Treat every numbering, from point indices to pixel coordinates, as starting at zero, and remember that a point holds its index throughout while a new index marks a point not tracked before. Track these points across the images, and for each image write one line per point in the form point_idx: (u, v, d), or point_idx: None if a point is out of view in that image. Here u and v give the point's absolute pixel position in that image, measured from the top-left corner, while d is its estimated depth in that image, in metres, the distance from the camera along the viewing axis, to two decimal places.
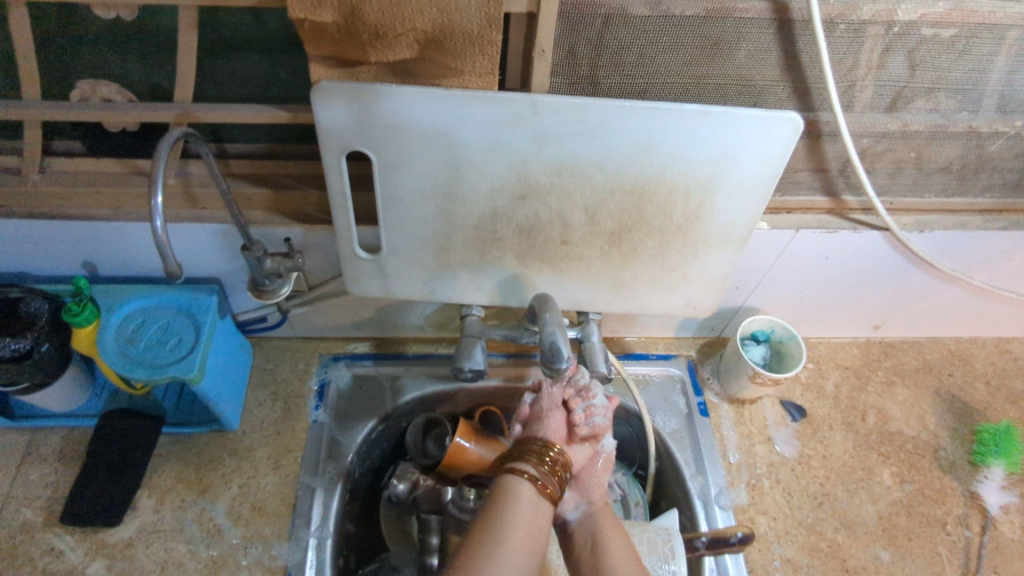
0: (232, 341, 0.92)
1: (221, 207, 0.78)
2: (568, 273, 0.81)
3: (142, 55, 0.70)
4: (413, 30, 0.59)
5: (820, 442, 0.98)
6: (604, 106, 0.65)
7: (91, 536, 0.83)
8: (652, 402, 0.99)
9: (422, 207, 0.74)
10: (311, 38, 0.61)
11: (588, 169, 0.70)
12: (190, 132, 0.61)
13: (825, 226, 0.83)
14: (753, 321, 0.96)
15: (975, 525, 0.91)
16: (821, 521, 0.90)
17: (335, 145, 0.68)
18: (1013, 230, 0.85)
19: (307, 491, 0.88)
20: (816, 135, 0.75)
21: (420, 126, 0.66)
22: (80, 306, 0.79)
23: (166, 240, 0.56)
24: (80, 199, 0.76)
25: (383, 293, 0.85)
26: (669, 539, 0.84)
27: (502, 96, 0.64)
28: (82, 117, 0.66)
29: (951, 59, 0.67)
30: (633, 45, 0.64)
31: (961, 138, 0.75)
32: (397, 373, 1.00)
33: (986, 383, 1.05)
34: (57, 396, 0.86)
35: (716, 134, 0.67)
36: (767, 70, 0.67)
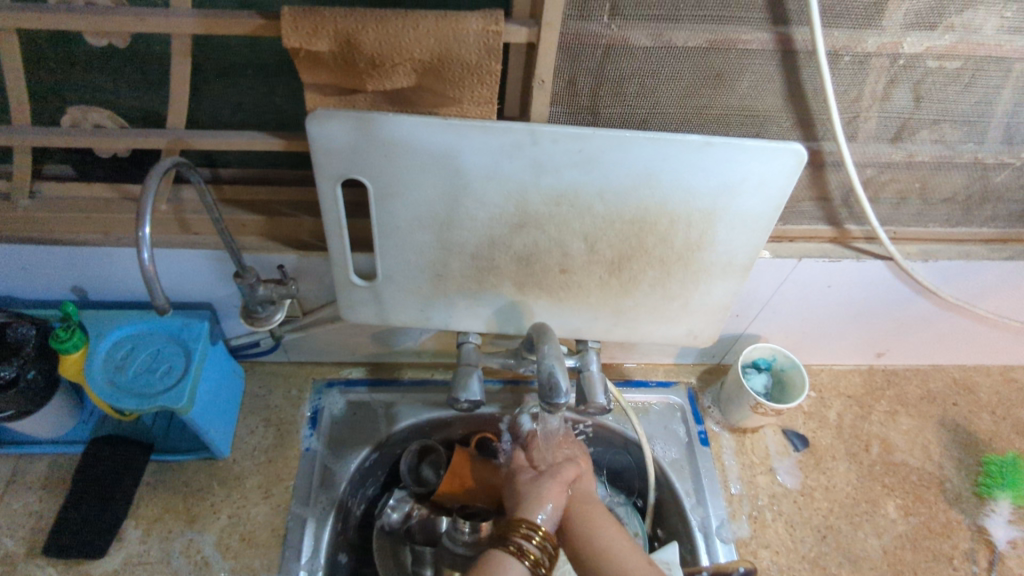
0: (224, 366, 0.90)
1: (213, 232, 0.77)
2: (566, 302, 0.80)
3: (134, 79, 0.67)
4: (411, 60, 0.58)
5: (823, 472, 0.96)
6: (604, 136, 0.64)
7: (75, 569, 0.81)
8: (652, 431, 0.98)
9: (419, 235, 0.73)
10: (307, 67, 0.59)
11: (588, 198, 0.69)
12: (181, 161, 0.60)
13: (828, 255, 0.82)
14: (755, 349, 0.94)
15: (983, 560, 0.89)
16: (825, 555, 0.88)
17: (331, 174, 0.67)
18: (1019, 260, 0.84)
19: (298, 521, 0.86)
20: (819, 165, 0.74)
21: (418, 155, 0.65)
22: (69, 333, 0.77)
23: (153, 271, 0.55)
24: (71, 224, 0.75)
25: (379, 320, 0.83)
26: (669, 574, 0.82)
27: (501, 126, 0.63)
28: (72, 144, 0.65)
29: (957, 91, 0.66)
30: (634, 76, 0.63)
31: (966, 169, 0.74)
32: (392, 399, 0.98)
33: (991, 412, 1.03)
34: (43, 423, 0.84)
35: (719, 165, 0.66)
36: (770, 100, 0.66)
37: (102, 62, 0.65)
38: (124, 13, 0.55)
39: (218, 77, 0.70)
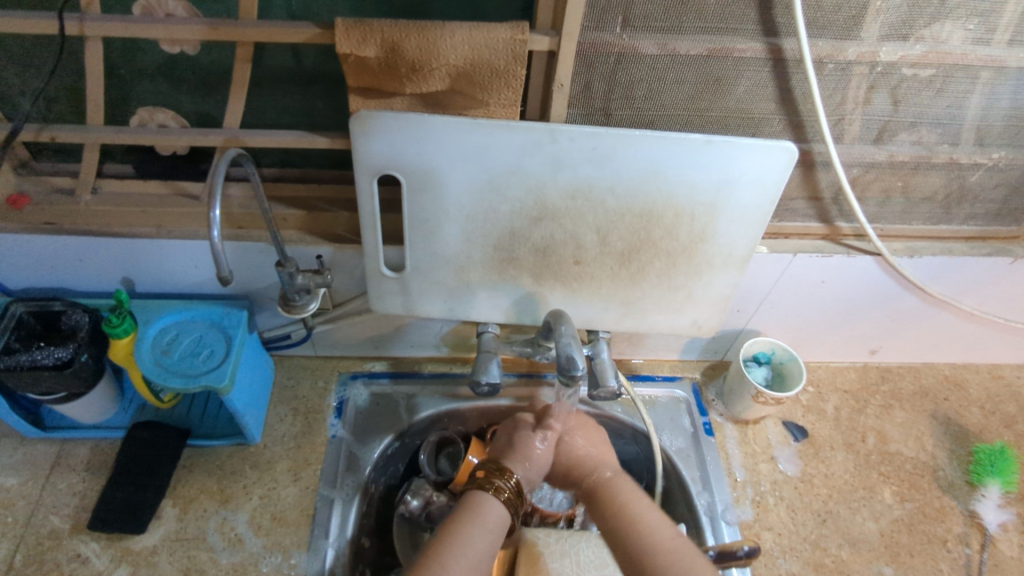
0: (258, 356, 0.96)
1: (257, 226, 0.84)
2: (580, 292, 0.87)
3: (193, 86, 0.75)
4: (447, 65, 0.66)
5: (822, 461, 1.01)
6: (616, 135, 0.71)
7: (116, 544, 0.86)
8: (659, 422, 1.03)
9: (446, 228, 0.80)
10: (354, 71, 0.67)
11: (601, 193, 0.76)
12: (241, 153, 0.67)
13: (821, 250, 0.89)
14: (755, 342, 1.00)
15: (975, 543, 0.94)
16: (825, 537, 0.93)
17: (369, 170, 0.74)
18: (997, 256, 0.91)
19: (326, 502, 0.91)
20: (810, 165, 0.81)
21: (448, 152, 0.72)
22: (120, 319, 0.83)
23: (221, 249, 0.61)
24: (127, 218, 0.82)
25: (405, 310, 0.90)
26: None
27: (524, 125, 0.71)
28: (139, 141, 0.73)
29: (931, 96, 0.74)
30: (642, 81, 0.71)
31: (943, 169, 0.82)
32: (413, 391, 1.04)
33: (980, 406, 1.09)
34: (89, 407, 0.90)
35: (719, 161, 0.73)
36: (764, 104, 0.74)
37: (167, 69, 0.73)
38: (198, 23, 0.63)
39: (268, 84, 0.78)
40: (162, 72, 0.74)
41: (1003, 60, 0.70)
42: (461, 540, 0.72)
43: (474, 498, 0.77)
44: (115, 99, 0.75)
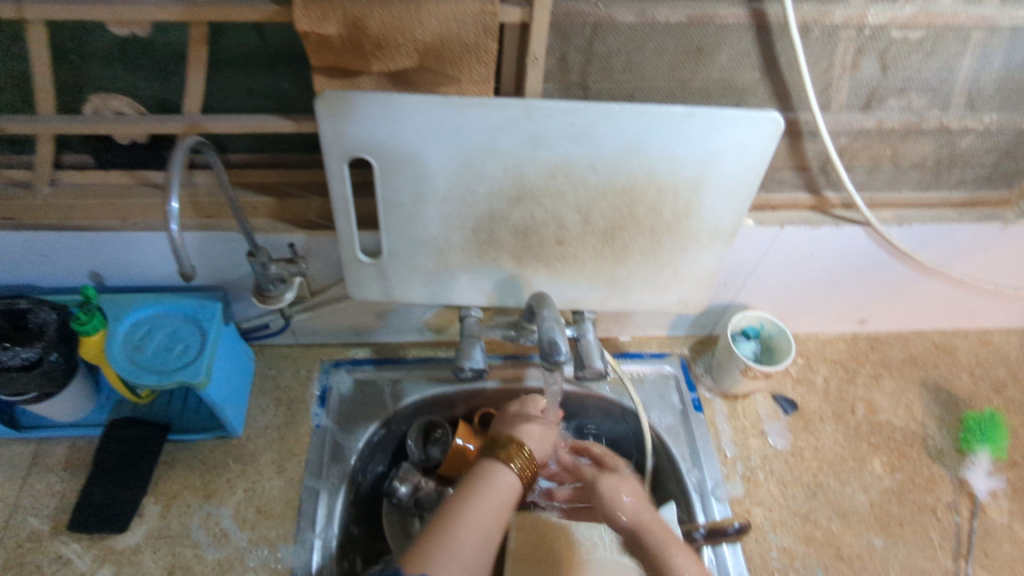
0: (236, 348, 0.94)
1: (226, 215, 0.81)
2: (563, 273, 0.84)
3: (149, 70, 0.71)
4: (414, 41, 0.62)
5: (811, 434, 1.00)
6: (595, 110, 0.68)
7: (98, 543, 0.84)
8: (647, 399, 1.02)
9: (422, 211, 0.77)
10: (316, 50, 0.64)
11: (581, 170, 0.73)
12: (201, 140, 0.64)
13: (809, 222, 0.87)
14: (743, 317, 0.99)
15: (965, 510, 0.94)
16: (815, 510, 0.93)
17: (338, 153, 0.71)
18: (988, 222, 0.89)
19: (311, 493, 0.90)
20: (796, 134, 0.78)
21: (420, 132, 0.69)
22: (88, 316, 0.80)
23: (181, 243, 0.58)
24: (89, 211, 0.79)
25: (384, 296, 0.87)
26: (677, 533, 0.80)
27: (498, 102, 0.67)
28: (94, 130, 0.69)
29: (921, 59, 0.71)
30: (621, 51, 0.67)
31: (934, 135, 0.79)
32: (398, 377, 1.02)
33: (969, 373, 1.09)
34: (64, 406, 0.88)
35: (702, 134, 0.70)
36: (748, 72, 0.71)
37: (119, 52, 0.69)
38: (146, 2, 0.59)
39: (229, 64, 0.74)
40: (114, 55, 0.70)
41: (995, 19, 0.67)
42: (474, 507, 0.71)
43: (490, 467, 0.77)
44: (67, 85, 0.71)
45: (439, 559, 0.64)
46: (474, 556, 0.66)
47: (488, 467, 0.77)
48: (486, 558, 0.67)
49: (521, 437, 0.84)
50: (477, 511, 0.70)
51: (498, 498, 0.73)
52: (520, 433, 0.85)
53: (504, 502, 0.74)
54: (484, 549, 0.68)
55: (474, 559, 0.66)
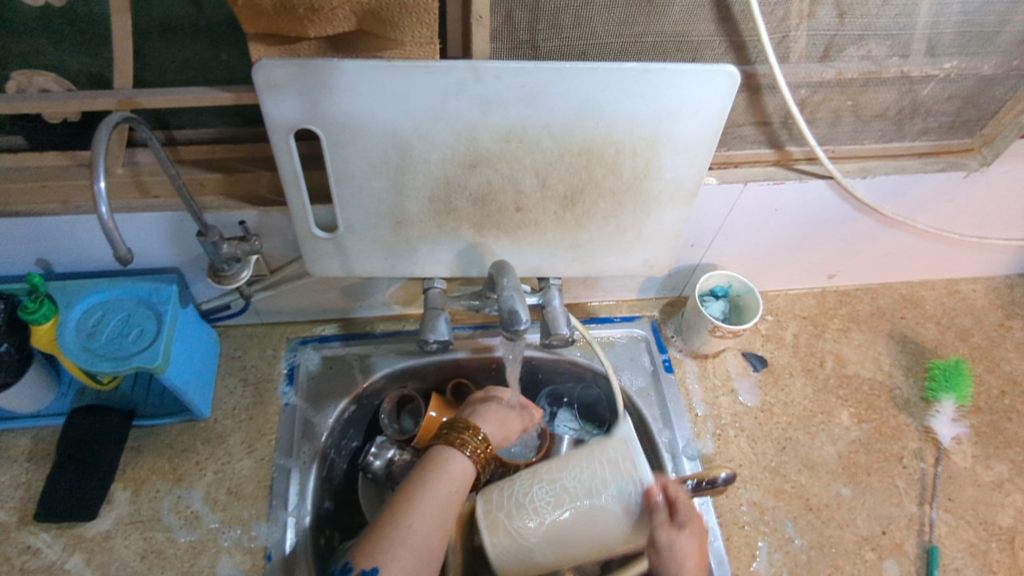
0: (197, 330, 0.92)
1: (173, 194, 0.78)
2: (525, 240, 0.83)
3: (75, 43, 0.67)
4: (349, 2, 0.59)
5: (781, 389, 1.01)
6: (546, 69, 0.66)
7: (68, 532, 0.83)
8: (618, 363, 1.02)
9: (375, 181, 0.75)
10: (247, 15, 0.61)
11: (536, 133, 0.71)
12: (131, 115, 0.61)
13: (772, 178, 0.86)
14: (711, 277, 0.98)
15: (930, 457, 0.95)
16: (784, 464, 0.94)
17: (281, 125, 0.68)
18: (950, 171, 0.88)
19: (283, 472, 0.89)
20: (755, 88, 0.77)
21: (365, 99, 0.66)
22: (37, 304, 0.78)
23: (113, 225, 0.56)
24: (27, 194, 0.75)
25: (344, 271, 0.85)
26: (629, 453, 0.76)
27: (444, 65, 0.65)
28: (20, 109, 0.66)
29: (878, 5, 0.69)
30: (569, 7, 0.65)
31: (894, 84, 0.78)
32: (366, 352, 1.01)
33: (936, 322, 1.09)
34: (22, 397, 0.86)
35: (657, 91, 0.68)
36: (702, 25, 0.68)
37: (41, 25, 0.66)
38: None
39: (162, 34, 0.70)
40: (36, 28, 0.66)
41: None
42: (425, 490, 0.74)
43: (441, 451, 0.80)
44: None
45: (390, 548, 0.68)
46: (425, 541, 0.71)
47: (438, 449, 0.80)
48: (439, 539, 0.72)
49: (478, 420, 0.86)
50: (430, 496, 0.74)
51: (450, 479, 0.77)
52: (478, 416, 0.87)
53: (456, 484, 0.77)
54: (436, 534, 0.72)
55: (424, 546, 0.70)
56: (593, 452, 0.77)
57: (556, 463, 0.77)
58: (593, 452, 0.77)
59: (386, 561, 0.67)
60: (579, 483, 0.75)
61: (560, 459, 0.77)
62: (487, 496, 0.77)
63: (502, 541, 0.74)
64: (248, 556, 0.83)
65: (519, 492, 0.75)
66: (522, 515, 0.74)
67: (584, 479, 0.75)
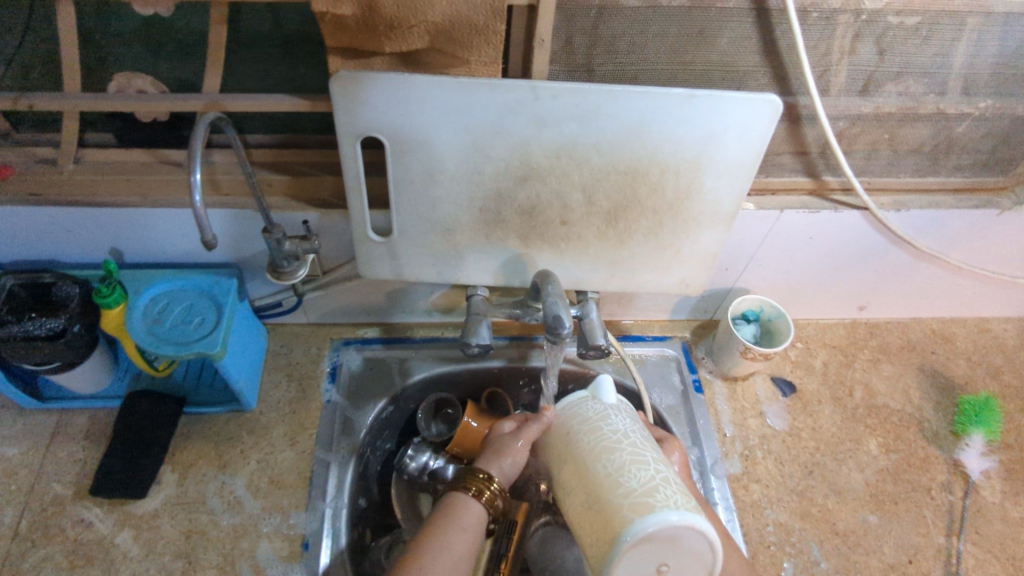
0: (250, 324, 0.97)
1: (243, 193, 0.84)
2: (567, 253, 0.87)
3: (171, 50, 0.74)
4: (425, 22, 0.65)
5: (809, 415, 1.03)
6: (600, 91, 0.70)
7: (119, 508, 0.87)
8: (649, 380, 1.04)
9: (431, 190, 0.80)
10: (331, 30, 0.66)
11: (586, 151, 0.76)
12: (220, 115, 0.67)
13: (808, 206, 0.89)
14: (744, 300, 1.01)
15: (958, 490, 0.96)
16: (811, 488, 0.95)
17: (351, 132, 0.73)
18: (984, 208, 0.91)
19: (322, 465, 0.93)
20: (796, 118, 0.81)
21: (430, 111, 0.71)
22: (110, 289, 0.84)
23: (204, 212, 0.61)
24: (112, 186, 0.82)
25: (394, 275, 0.90)
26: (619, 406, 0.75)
27: (506, 83, 0.70)
28: (118, 107, 0.72)
29: (917, 44, 0.73)
30: (625, 34, 0.70)
31: (930, 120, 0.82)
32: (405, 356, 1.05)
33: (967, 359, 1.10)
34: (85, 377, 0.91)
35: (703, 116, 0.72)
36: (748, 56, 0.73)
37: None
38: None
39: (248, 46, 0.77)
40: None
41: (989, 5, 0.70)
42: (438, 548, 0.66)
43: (451, 500, 0.72)
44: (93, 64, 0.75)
45: None
46: None
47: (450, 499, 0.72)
48: None
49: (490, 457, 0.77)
50: (445, 555, 0.66)
51: (464, 533, 0.69)
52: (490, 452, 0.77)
53: (473, 537, 0.69)
54: None
55: None
56: (578, 425, 0.71)
57: (581, 462, 0.66)
58: (573, 419, 0.72)
59: None
60: (603, 431, 0.69)
61: (563, 447, 0.71)
62: (625, 516, 0.59)
63: (673, 498, 0.60)
64: (287, 542, 0.86)
65: (627, 491, 0.61)
66: (653, 478, 0.62)
67: (597, 416, 0.71)
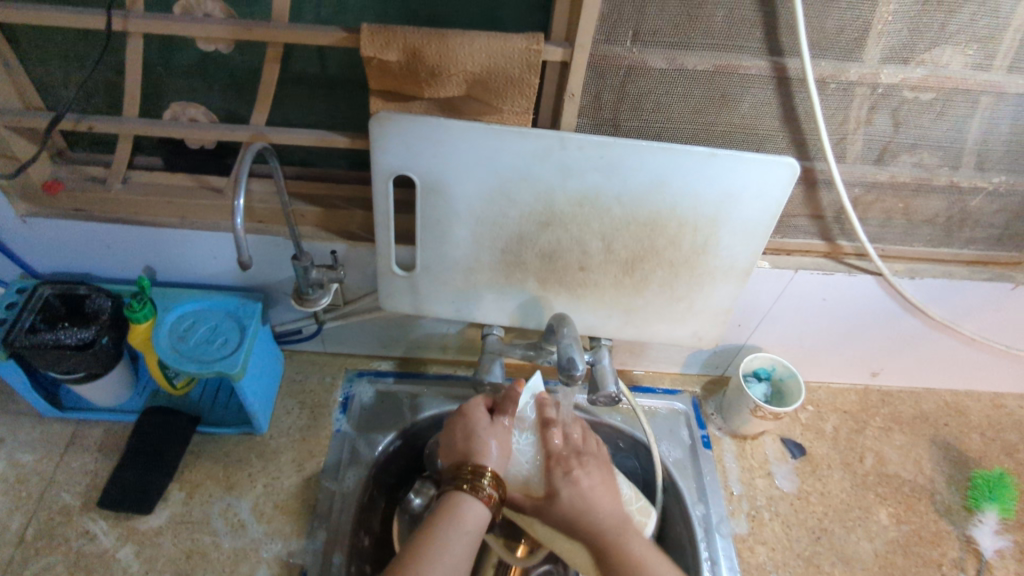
0: (269, 348, 0.99)
1: (276, 221, 0.88)
2: (584, 298, 0.89)
3: (224, 84, 0.79)
4: (464, 71, 0.69)
5: (818, 479, 1.02)
6: (624, 145, 0.74)
7: (124, 523, 0.88)
8: (658, 432, 1.04)
9: (457, 229, 0.82)
10: (376, 74, 0.71)
11: (607, 201, 0.79)
12: (265, 146, 0.71)
13: (822, 268, 0.91)
14: (755, 358, 1.02)
15: (971, 568, 0.93)
16: (818, 554, 0.93)
17: (385, 170, 0.77)
18: (998, 281, 0.92)
19: (327, 494, 0.93)
20: (812, 182, 0.83)
21: (461, 155, 0.75)
22: (141, 304, 0.87)
23: (243, 234, 0.64)
24: (154, 208, 0.86)
25: (413, 309, 0.92)
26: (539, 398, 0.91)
27: (535, 132, 0.74)
28: (171, 133, 0.76)
29: (931, 119, 0.76)
30: (651, 94, 0.73)
31: (944, 192, 0.84)
32: (417, 391, 1.05)
33: (981, 434, 1.09)
34: (106, 389, 0.93)
35: (722, 175, 0.76)
36: (768, 120, 0.76)
37: (201, 68, 0.78)
38: (235, 24, 0.67)
39: (295, 86, 0.82)
40: (196, 70, 0.78)
41: (1002, 86, 0.72)
42: (440, 549, 0.68)
43: (453, 497, 0.74)
44: (151, 93, 0.80)
45: None
46: None
47: (453, 498, 0.74)
48: None
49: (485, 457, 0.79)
50: (448, 545, 0.68)
51: (468, 526, 0.71)
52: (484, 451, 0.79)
53: (476, 530, 0.72)
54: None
55: None
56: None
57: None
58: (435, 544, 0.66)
59: None
60: None
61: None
62: None
63: None
64: (285, 571, 0.86)
65: None
66: None
67: None
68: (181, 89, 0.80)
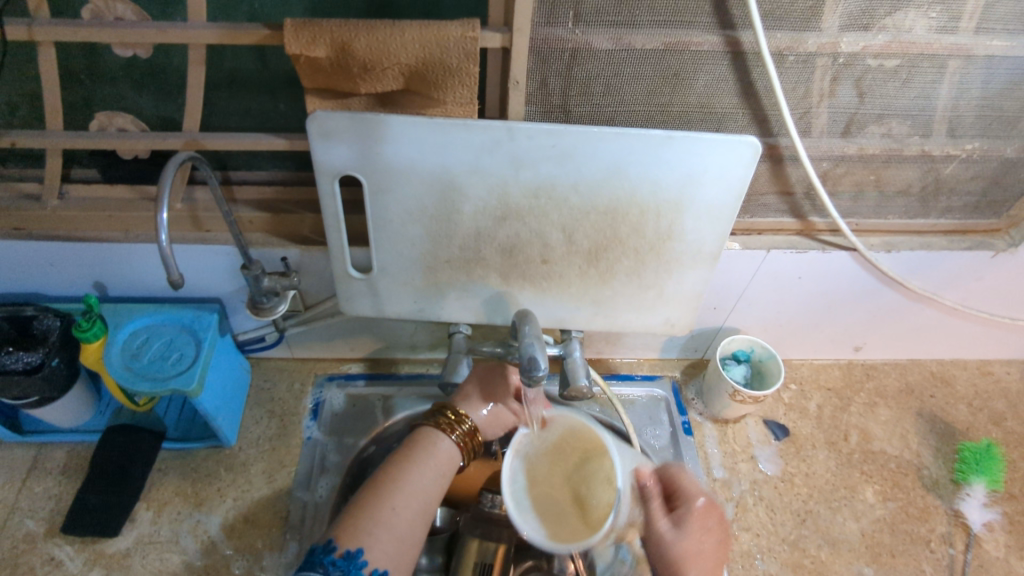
0: (232, 358, 0.97)
1: (225, 230, 0.84)
2: (549, 291, 0.86)
3: (152, 89, 0.75)
4: (399, 64, 0.65)
5: (803, 460, 0.99)
6: (577, 132, 0.70)
7: (90, 547, 0.86)
8: (638, 421, 1.01)
9: (410, 229, 0.79)
10: (307, 72, 0.67)
11: (564, 191, 0.75)
12: (195, 156, 0.67)
13: (795, 246, 0.87)
14: (733, 341, 0.99)
15: (959, 543, 0.92)
16: (803, 538, 0.91)
17: (328, 172, 0.73)
18: (976, 250, 0.89)
19: (299, 505, 0.91)
20: (778, 159, 0.80)
21: (405, 151, 0.71)
22: (89, 323, 0.83)
23: (169, 252, 0.61)
24: (95, 223, 0.82)
25: (375, 312, 0.89)
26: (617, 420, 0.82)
27: (481, 123, 0.69)
28: (99, 145, 0.73)
29: (897, 87, 0.72)
30: (600, 77, 0.70)
31: (916, 162, 0.81)
32: (388, 393, 1.03)
33: (968, 404, 1.07)
34: (65, 412, 0.90)
35: (681, 158, 0.72)
36: (726, 98, 0.73)
37: (127, 73, 0.74)
38: (149, 26, 0.63)
39: (229, 87, 0.78)
40: (121, 76, 0.74)
41: (969, 48, 0.69)
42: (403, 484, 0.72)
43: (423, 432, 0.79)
44: (77, 103, 0.76)
45: (372, 529, 0.66)
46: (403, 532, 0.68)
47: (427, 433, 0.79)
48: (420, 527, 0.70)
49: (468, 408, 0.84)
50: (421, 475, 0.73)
51: (438, 466, 0.76)
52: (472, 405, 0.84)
53: (443, 467, 0.76)
54: (421, 518, 0.71)
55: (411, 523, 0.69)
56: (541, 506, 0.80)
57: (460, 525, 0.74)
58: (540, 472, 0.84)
59: (370, 540, 0.65)
60: None
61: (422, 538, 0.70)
62: None
63: None
64: None
65: None
66: None
67: None
68: (107, 94, 0.76)
